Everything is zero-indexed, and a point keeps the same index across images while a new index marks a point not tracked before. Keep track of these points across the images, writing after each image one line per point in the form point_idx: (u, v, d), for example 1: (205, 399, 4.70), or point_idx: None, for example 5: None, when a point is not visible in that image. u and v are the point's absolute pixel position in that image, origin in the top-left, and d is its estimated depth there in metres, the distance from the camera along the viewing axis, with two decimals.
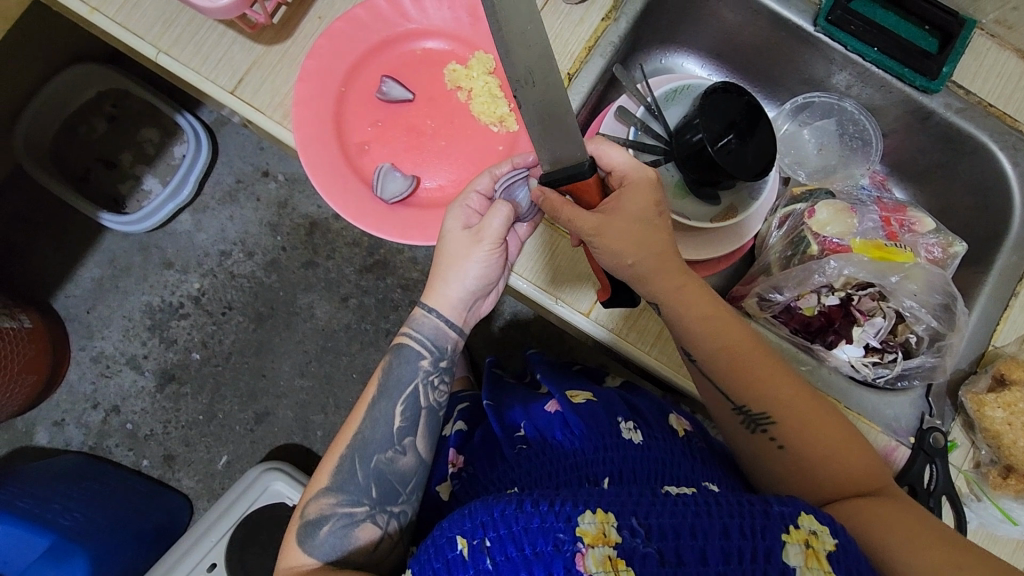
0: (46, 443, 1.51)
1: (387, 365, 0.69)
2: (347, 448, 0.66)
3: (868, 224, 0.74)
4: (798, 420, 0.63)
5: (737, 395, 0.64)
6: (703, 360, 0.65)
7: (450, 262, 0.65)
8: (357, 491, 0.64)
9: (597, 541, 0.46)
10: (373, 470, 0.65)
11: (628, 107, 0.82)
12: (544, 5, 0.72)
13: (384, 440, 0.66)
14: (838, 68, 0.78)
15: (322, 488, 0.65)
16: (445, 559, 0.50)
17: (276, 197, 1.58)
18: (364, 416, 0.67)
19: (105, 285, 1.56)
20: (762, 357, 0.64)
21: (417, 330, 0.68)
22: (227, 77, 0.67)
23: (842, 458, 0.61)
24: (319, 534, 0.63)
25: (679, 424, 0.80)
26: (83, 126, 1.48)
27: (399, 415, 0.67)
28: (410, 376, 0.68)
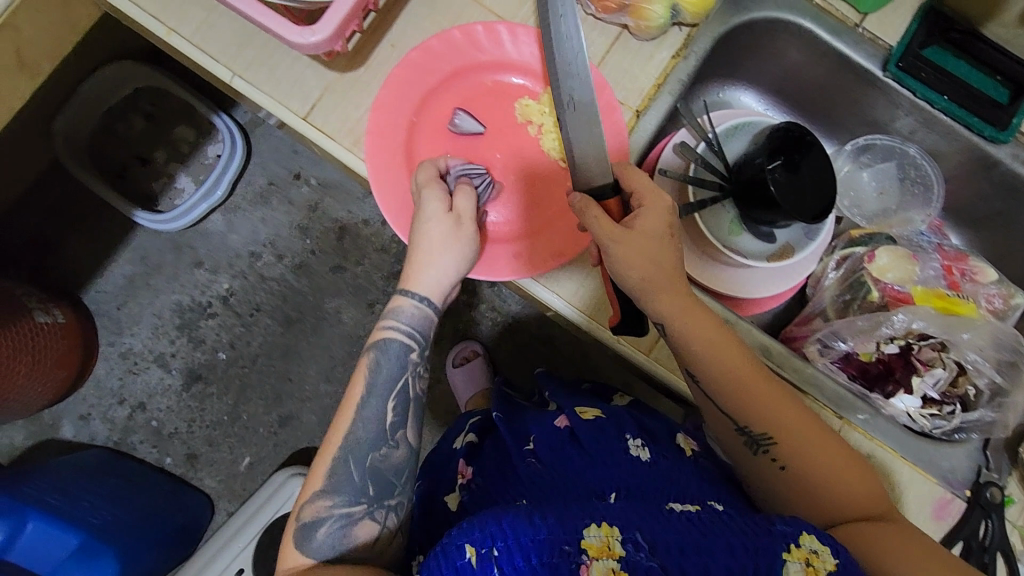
0: (71, 437, 1.51)
1: (372, 363, 0.65)
2: (341, 448, 0.63)
3: (929, 272, 0.74)
4: (798, 440, 0.63)
5: (741, 417, 0.64)
6: (707, 381, 0.65)
7: (437, 248, 0.63)
8: (353, 491, 0.62)
9: (600, 553, 0.51)
10: (368, 469, 0.62)
11: (688, 142, 0.81)
12: (615, 40, 0.72)
13: (377, 438, 0.63)
14: (903, 112, 0.78)
15: (317, 490, 0.62)
16: (453, 566, 0.52)
17: (308, 201, 1.58)
18: (356, 416, 0.63)
19: (136, 282, 1.55)
20: (764, 378, 0.65)
21: (401, 321, 0.65)
22: (300, 102, 0.67)
23: (840, 476, 0.62)
24: (317, 536, 0.60)
25: (687, 443, 0.76)
26: (121, 123, 1.49)
27: (391, 410, 0.64)
28: (399, 369, 0.65)
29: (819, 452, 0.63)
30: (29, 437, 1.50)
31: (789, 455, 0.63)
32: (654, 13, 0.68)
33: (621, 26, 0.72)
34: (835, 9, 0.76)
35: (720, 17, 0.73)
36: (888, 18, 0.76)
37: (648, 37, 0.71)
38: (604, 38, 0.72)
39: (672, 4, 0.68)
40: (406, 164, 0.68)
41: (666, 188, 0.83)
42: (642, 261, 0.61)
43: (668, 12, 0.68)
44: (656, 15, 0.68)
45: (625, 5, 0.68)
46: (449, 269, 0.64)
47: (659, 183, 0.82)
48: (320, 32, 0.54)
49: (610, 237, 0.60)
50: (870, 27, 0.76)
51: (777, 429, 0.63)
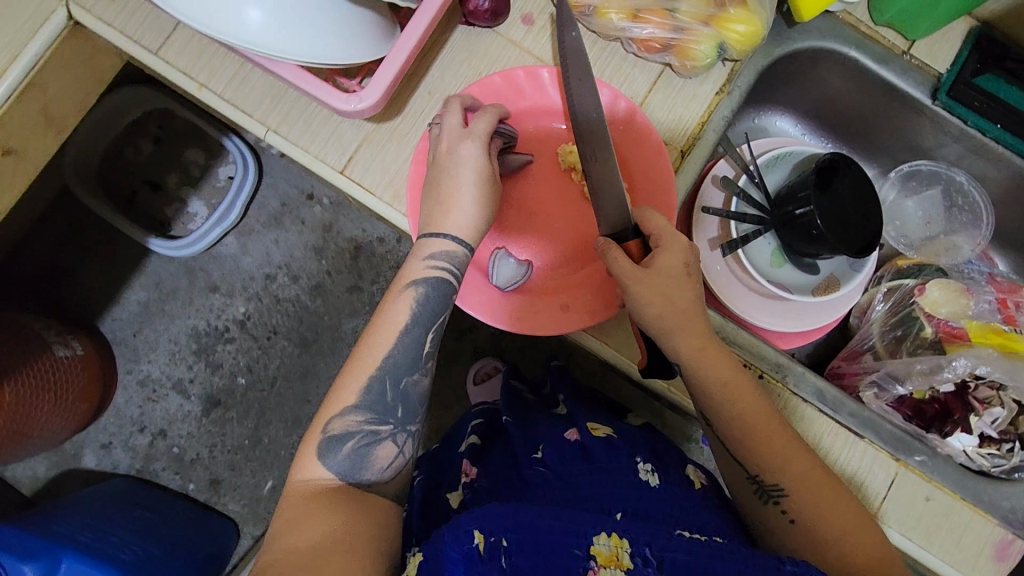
0: (93, 466, 1.50)
1: (409, 299, 0.60)
2: (375, 369, 0.59)
3: (983, 306, 0.72)
4: (810, 491, 0.60)
5: (753, 465, 0.62)
6: (721, 424, 0.63)
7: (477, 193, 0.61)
8: (383, 410, 0.58)
9: (609, 562, 0.52)
10: (401, 393, 0.59)
11: (729, 176, 0.80)
12: (657, 78, 0.70)
13: (412, 362, 0.60)
14: (951, 139, 0.75)
15: (347, 405, 0.58)
16: (462, 552, 0.50)
17: (321, 220, 1.54)
18: (393, 340, 0.60)
19: (151, 308, 1.52)
20: (775, 423, 0.62)
21: (440, 259, 0.60)
22: (337, 156, 0.66)
23: (849, 532, 0.59)
24: (341, 451, 0.57)
25: (696, 476, 0.75)
26: (129, 147, 1.45)
27: (428, 342, 0.61)
28: (441, 304, 0.61)
29: (830, 506, 0.60)
30: (51, 468, 1.48)
31: (801, 508, 0.60)
32: (701, 52, 0.66)
33: (663, 64, 0.70)
34: (882, 36, 0.73)
35: (764, 49, 0.72)
36: (937, 47, 0.73)
37: (693, 75, 0.69)
38: (646, 77, 0.70)
39: (719, 42, 0.66)
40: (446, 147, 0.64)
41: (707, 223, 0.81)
42: (661, 300, 0.59)
43: (714, 50, 0.66)
44: (703, 54, 0.66)
45: (669, 44, 0.66)
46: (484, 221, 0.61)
47: (703, 222, 0.80)
48: (367, 99, 0.59)
49: (628, 277, 0.59)
50: (917, 55, 0.73)
51: (789, 481, 0.60)
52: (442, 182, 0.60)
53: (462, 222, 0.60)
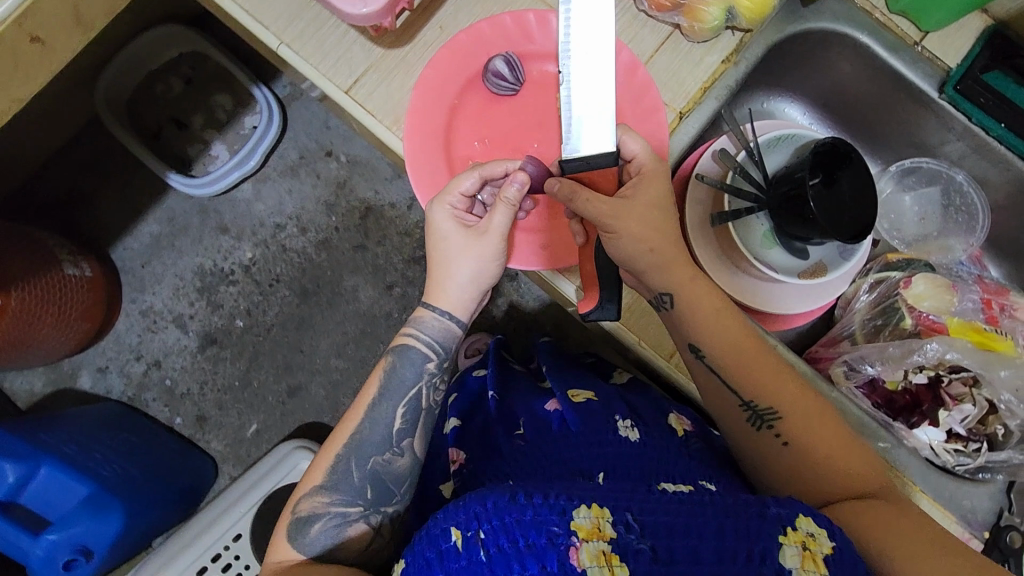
0: (88, 388, 1.43)
1: (381, 371, 0.69)
2: (344, 448, 0.67)
3: (967, 305, 0.72)
4: (803, 416, 0.64)
5: (747, 392, 0.65)
6: (711, 355, 0.66)
7: (455, 263, 0.67)
8: (351, 492, 0.66)
9: (590, 535, 0.50)
10: (369, 471, 0.67)
11: (727, 149, 0.80)
12: (664, 41, 0.71)
13: (382, 441, 0.67)
14: (954, 136, 0.76)
15: (315, 486, 0.66)
16: (438, 549, 0.53)
17: (335, 176, 1.48)
18: (363, 415, 0.68)
19: (162, 243, 1.46)
20: (764, 351, 0.67)
21: (422, 333, 0.69)
22: (344, 76, 0.68)
23: (837, 457, 0.62)
24: (310, 531, 0.65)
25: (679, 424, 0.78)
26: (159, 85, 1.41)
27: (399, 418, 0.68)
28: (414, 378, 0.69)
29: (819, 430, 0.63)
30: (46, 384, 1.42)
31: (794, 432, 0.64)
32: (710, 14, 0.67)
33: (673, 26, 0.71)
34: (895, 24, 0.73)
35: (776, 25, 0.72)
36: (950, 39, 0.73)
37: (701, 39, 0.70)
38: (654, 38, 0.71)
39: (729, 6, 0.66)
40: (442, 133, 0.69)
41: (701, 195, 0.81)
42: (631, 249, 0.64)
43: (723, 14, 0.67)
44: (711, 17, 0.67)
45: (679, 4, 0.67)
46: (466, 285, 0.68)
47: (694, 189, 0.81)
48: (372, 4, 0.60)
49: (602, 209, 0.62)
50: (929, 46, 0.73)
51: (783, 405, 0.64)
52: (436, 264, 0.68)
53: (455, 302, 0.68)
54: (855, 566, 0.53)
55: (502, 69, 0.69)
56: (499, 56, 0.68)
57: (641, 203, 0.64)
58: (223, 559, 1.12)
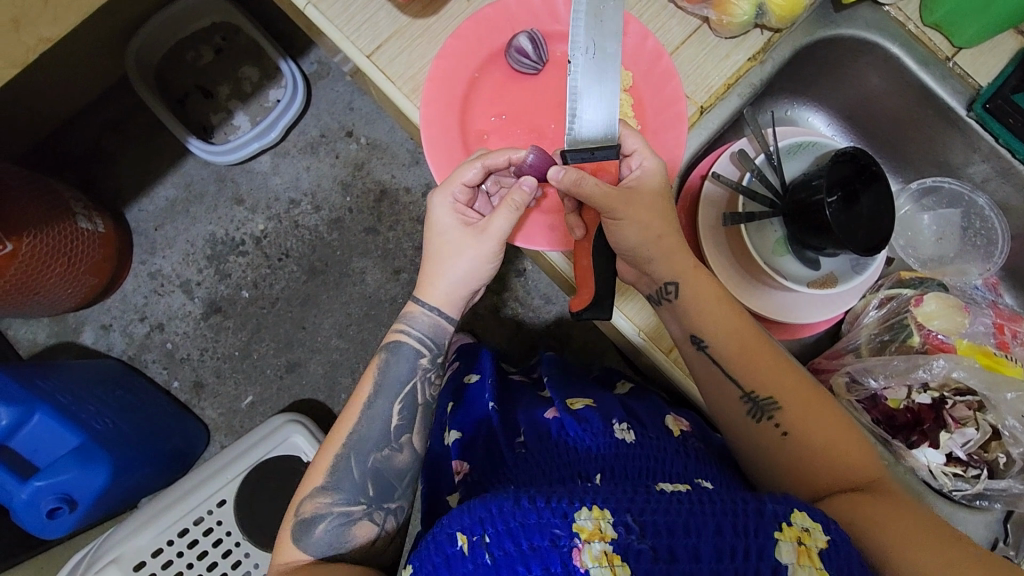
0: (89, 343, 1.43)
1: (376, 365, 0.69)
2: (342, 446, 0.66)
3: (978, 327, 0.71)
4: (803, 407, 0.63)
5: (748, 381, 0.65)
6: (712, 345, 0.66)
7: (450, 255, 0.66)
8: (354, 491, 0.65)
9: (593, 536, 0.50)
10: (370, 469, 0.65)
11: (747, 152, 0.78)
12: (691, 33, 0.71)
13: (381, 437, 0.66)
14: (980, 157, 0.75)
15: (317, 487, 0.65)
16: (444, 554, 0.54)
17: (354, 157, 1.48)
18: (359, 411, 0.67)
19: (177, 208, 1.47)
20: (763, 344, 0.67)
21: (413, 327, 0.69)
22: (368, 41, 0.69)
23: (835, 449, 0.62)
24: (313, 531, 0.63)
25: (676, 425, 0.77)
26: (190, 53, 1.43)
27: (396, 413, 0.67)
28: (408, 373, 0.68)
29: (819, 421, 0.63)
30: (50, 335, 1.42)
31: (793, 423, 0.63)
32: (739, 9, 0.66)
33: (702, 19, 0.70)
34: (929, 37, 0.72)
35: (806, 28, 0.71)
36: (981, 58, 0.72)
37: (729, 35, 0.69)
38: (682, 30, 0.71)
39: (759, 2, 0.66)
40: (460, 103, 0.70)
41: (716, 195, 0.79)
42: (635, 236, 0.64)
43: (753, 10, 0.66)
44: (741, 11, 0.66)
45: None
46: (458, 279, 0.67)
47: (710, 188, 0.79)
48: None
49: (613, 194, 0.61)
50: (961, 63, 0.72)
51: (783, 396, 0.64)
52: (431, 257, 0.67)
53: (445, 295, 0.67)
54: (851, 560, 0.52)
55: (526, 48, 0.69)
56: (524, 32, 0.69)
57: (648, 192, 0.65)
58: (205, 523, 1.12)
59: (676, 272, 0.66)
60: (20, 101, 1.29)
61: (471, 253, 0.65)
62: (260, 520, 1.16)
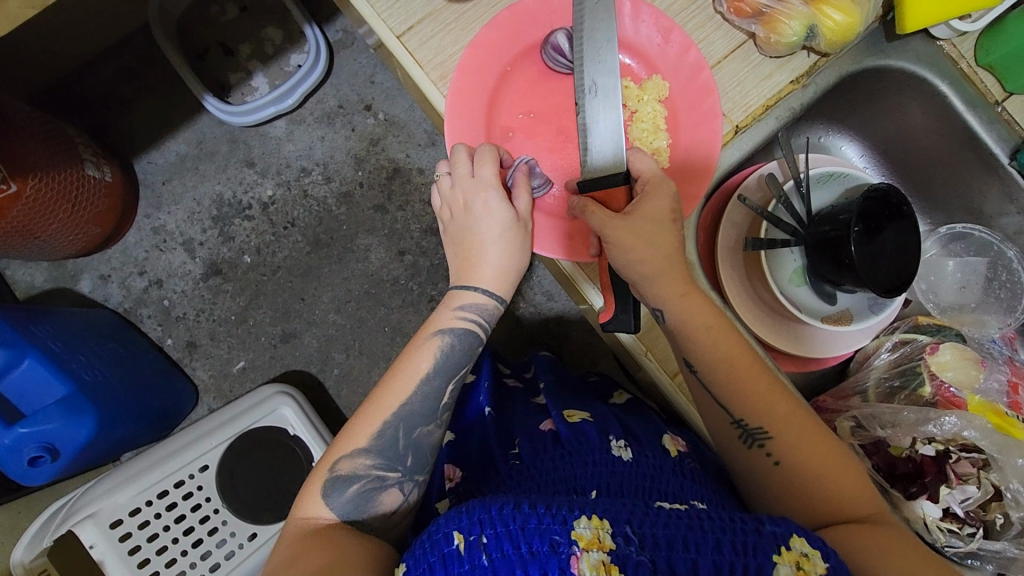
0: (86, 292, 1.41)
1: (435, 347, 0.65)
2: (390, 416, 0.63)
3: (992, 384, 0.69)
4: (794, 435, 0.61)
5: (737, 409, 0.63)
6: (705, 372, 0.63)
7: (489, 240, 0.65)
8: (393, 457, 0.63)
9: (590, 545, 0.49)
10: (414, 442, 0.63)
11: (776, 176, 0.76)
12: (734, 49, 0.68)
13: (429, 413, 0.64)
14: (1015, 209, 0.73)
15: (359, 448, 0.62)
16: (439, 554, 0.51)
17: (369, 132, 1.45)
18: (411, 387, 0.64)
19: (187, 164, 1.44)
20: (757, 368, 0.63)
21: (466, 311, 0.66)
22: (399, 21, 0.67)
23: (831, 478, 0.59)
24: (346, 492, 0.61)
25: (672, 444, 0.75)
26: (215, 8, 1.39)
27: (446, 394, 0.65)
28: (467, 355, 0.66)
29: (809, 448, 0.61)
30: (48, 280, 1.40)
31: (783, 450, 0.61)
32: (790, 28, 0.63)
33: (748, 34, 0.67)
34: (979, 78, 0.70)
35: (855, 55, 0.69)
36: None
37: (774, 54, 0.67)
38: (727, 43, 0.68)
39: (811, 24, 0.63)
40: (488, 99, 0.67)
41: (738, 217, 0.77)
42: (656, 256, 0.61)
43: (804, 31, 0.64)
44: (791, 31, 0.63)
45: (761, 11, 0.64)
46: (506, 264, 0.66)
47: (734, 209, 0.77)
48: None
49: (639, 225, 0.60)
50: (1010, 108, 0.70)
51: (774, 424, 0.61)
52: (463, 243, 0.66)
53: (489, 277, 0.66)
54: None
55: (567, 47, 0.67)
56: (562, 30, 0.67)
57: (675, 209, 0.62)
58: (185, 487, 1.10)
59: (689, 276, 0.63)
60: (39, 37, 1.26)
61: (512, 232, 0.65)
62: (241, 489, 1.15)
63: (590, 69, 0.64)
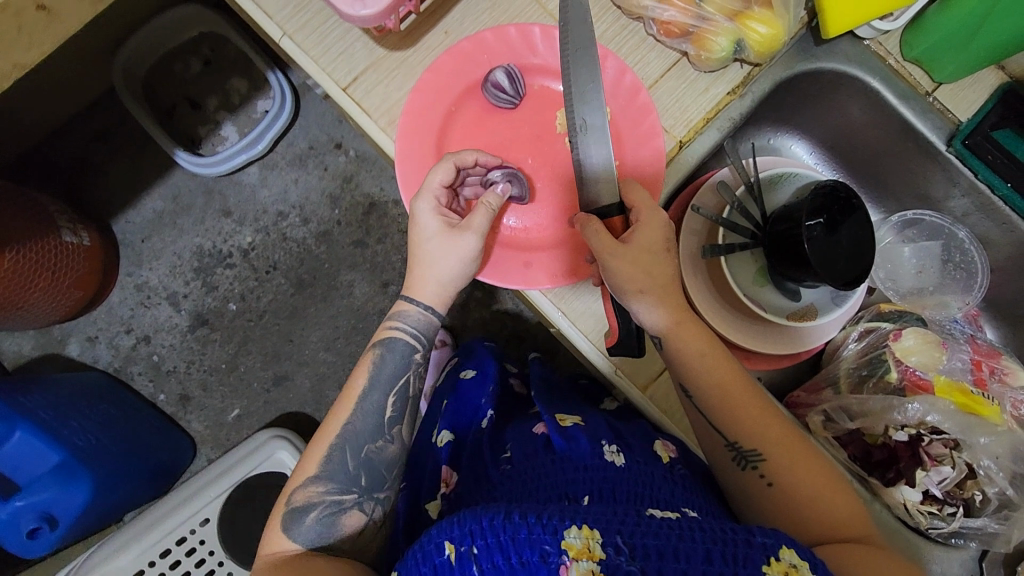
0: (75, 356, 1.42)
1: (370, 362, 0.68)
2: (335, 438, 0.65)
3: (956, 364, 0.71)
4: (788, 458, 0.62)
5: (732, 431, 0.64)
6: (698, 396, 0.65)
7: (428, 254, 0.66)
8: (346, 479, 0.64)
9: (580, 555, 0.50)
10: (363, 460, 0.66)
11: (727, 182, 0.78)
12: (670, 67, 0.70)
13: (374, 429, 0.66)
14: (959, 192, 0.75)
15: (310, 476, 0.64)
16: (433, 563, 0.54)
17: (342, 170, 1.47)
18: (354, 404, 0.67)
19: (164, 219, 1.46)
20: (750, 393, 0.65)
21: (405, 324, 0.69)
22: (344, 73, 0.69)
23: (825, 499, 0.60)
24: (306, 520, 0.63)
25: (663, 451, 0.73)
26: (178, 64, 1.40)
27: (389, 406, 0.67)
28: (403, 367, 0.69)
29: (804, 470, 0.62)
30: (35, 348, 1.41)
31: (778, 472, 0.62)
32: (718, 44, 0.66)
33: (681, 53, 0.70)
34: (908, 72, 0.72)
35: (785, 61, 0.72)
36: (962, 93, 0.72)
37: (707, 68, 0.69)
38: (661, 62, 0.70)
39: (738, 38, 0.66)
40: (436, 139, 0.70)
41: (696, 226, 0.79)
42: (617, 274, 0.62)
43: (731, 46, 0.66)
44: (719, 47, 0.66)
45: (688, 31, 0.66)
46: (450, 278, 0.67)
47: (690, 220, 0.79)
48: (371, 7, 0.57)
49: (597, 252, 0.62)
50: (941, 98, 0.72)
51: (767, 446, 0.63)
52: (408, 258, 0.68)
53: (433, 293, 0.68)
54: None
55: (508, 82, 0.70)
56: (501, 67, 0.69)
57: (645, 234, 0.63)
58: (187, 543, 1.10)
59: (659, 284, 0.64)
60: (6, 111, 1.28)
61: (452, 244, 0.66)
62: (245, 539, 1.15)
63: (579, 108, 0.65)
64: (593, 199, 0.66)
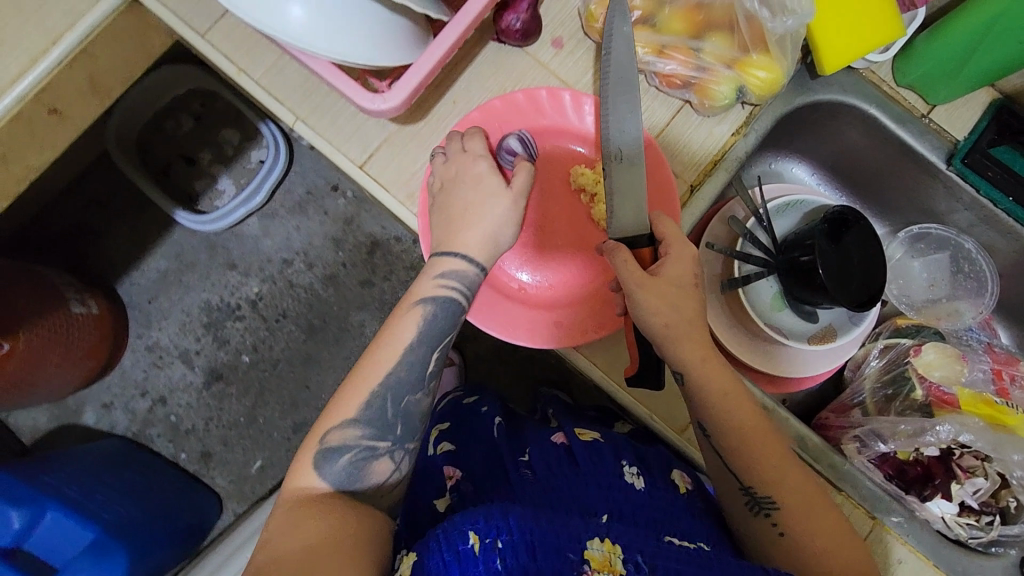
0: (92, 424, 1.42)
1: (416, 315, 0.63)
2: (376, 386, 0.61)
3: (978, 374, 0.73)
4: (802, 509, 0.63)
5: (748, 478, 0.65)
6: (716, 437, 0.66)
7: (477, 209, 0.64)
8: (383, 427, 0.61)
9: (602, 567, 0.51)
10: (402, 410, 0.62)
11: (737, 215, 0.80)
12: (674, 113, 0.72)
13: (415, 381, 0.62)
14: (962, 206, 0.77)
15: (348, 419, 0.60)
16: (456, 552, 0.51)
17: (343, 213, 1.48)
18: (396, 356, 0.62)
19: (169, 278, 1.46)
20: (769, 439, 0.66)
21: (452, 281, 0.64)
22: (359, 150, 0.71)
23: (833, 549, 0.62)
24: (338, 462, 0.59)
25: (681, 481, 0.74)
26: (169, 122, 1.41)
27: (433, 362, 0.63)
28: (448, 323, 0.64)
29: (815, 521, 0.63)
30: (51, 420, 1.41)
31: (790, 524, 0.63)
32: (720, 92, 0.68)
33: (684, 100, 0.72)
34: (903, 97, 0.75)
35: (785, 96, 0.74)
36: (956, 113, 0.75)
37: (710, 113, 0.71)
38: (666, 110, 0.72)
39: (739, 84, 0.68)
40: None
41: (710, 259, 0.80)
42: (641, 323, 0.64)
43: (733, 92, 0.69)
44: (722, 95, 0.68)
45: (690, 82, 0.69)
46: (496, 233, 0.64)
47: (703, 254, 0.81)
48: (391, 101, 0.63)
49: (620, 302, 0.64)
50: (936, 118, 0.75)
51: (783, 497, 0.63)
52: (447, 209, 0.65)
53: (470, 241, 0.64)
54: None
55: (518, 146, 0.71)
56: (513, 134, 0.71)
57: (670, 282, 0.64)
58: None
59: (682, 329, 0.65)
60: None
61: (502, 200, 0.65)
62: None
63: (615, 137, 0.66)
64: (621, 231, 0.66)
